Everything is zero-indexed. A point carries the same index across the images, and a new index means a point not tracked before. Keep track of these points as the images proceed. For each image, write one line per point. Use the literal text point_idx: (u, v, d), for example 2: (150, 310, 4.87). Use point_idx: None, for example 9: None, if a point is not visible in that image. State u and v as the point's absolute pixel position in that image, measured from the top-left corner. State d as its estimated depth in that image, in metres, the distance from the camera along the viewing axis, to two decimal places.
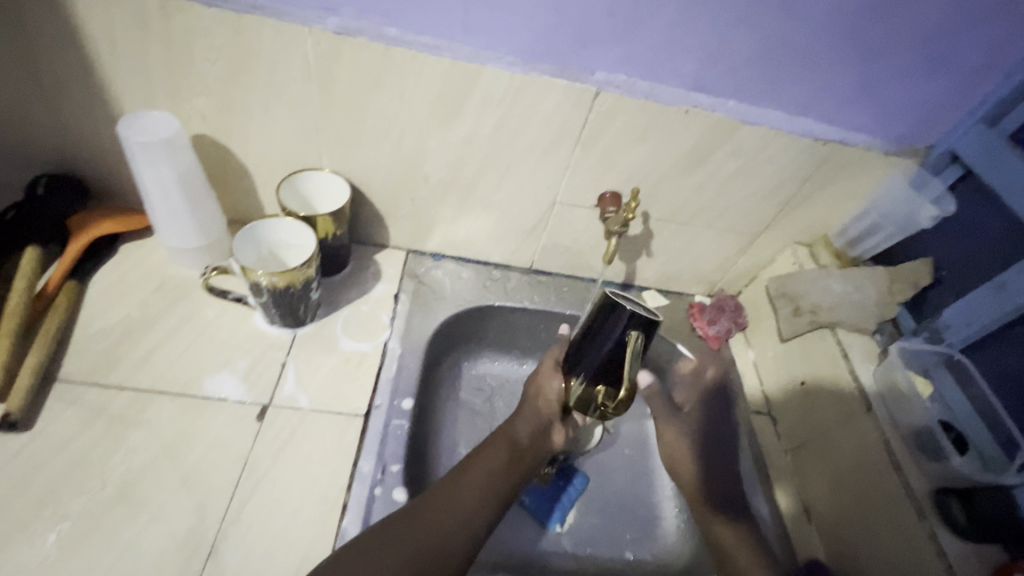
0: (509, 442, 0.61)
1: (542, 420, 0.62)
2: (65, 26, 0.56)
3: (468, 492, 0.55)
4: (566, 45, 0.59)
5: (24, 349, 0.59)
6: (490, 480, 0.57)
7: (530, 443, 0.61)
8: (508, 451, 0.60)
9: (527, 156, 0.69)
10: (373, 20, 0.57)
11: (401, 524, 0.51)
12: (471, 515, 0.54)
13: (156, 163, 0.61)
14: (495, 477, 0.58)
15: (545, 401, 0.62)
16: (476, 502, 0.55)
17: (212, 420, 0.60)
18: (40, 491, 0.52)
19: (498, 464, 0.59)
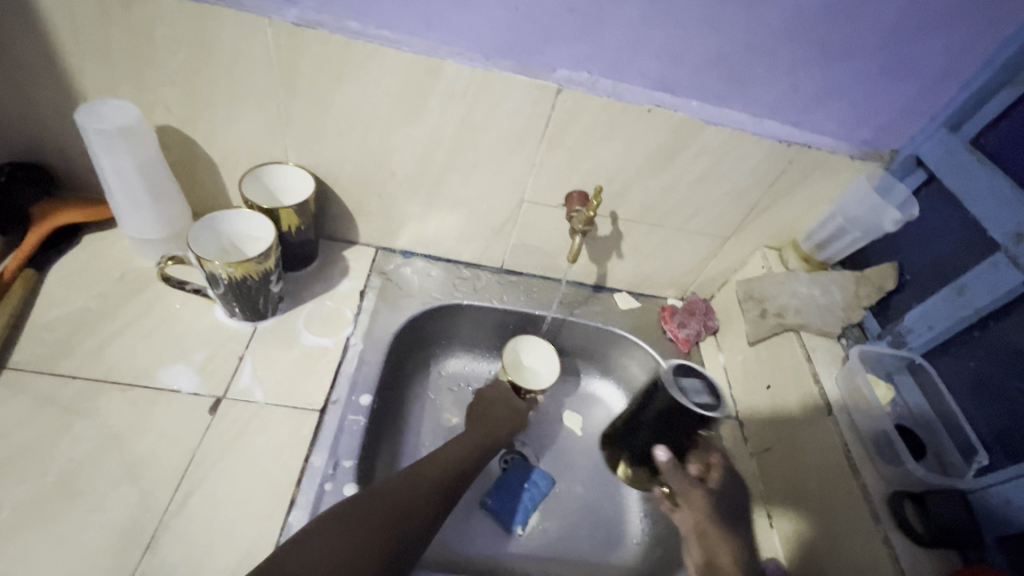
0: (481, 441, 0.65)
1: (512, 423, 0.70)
2: (26, 13, 0.56)
3: (433, 477, 0.57)
4: (527, 41, 0.59)
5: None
6: (459, 463, 0.61)
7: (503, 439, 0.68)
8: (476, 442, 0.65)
9: (493, 153, 0.69)
10: (334, 13, 0.57)
11: (377, 498, 0.52)
12: (445, 495, 0.57)
13: (115, 152, 0.60)
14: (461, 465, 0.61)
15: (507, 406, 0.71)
16: (442, 482, 0.58)
17: (164, 411, 0.59)
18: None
19: (465, 451, 0.63)
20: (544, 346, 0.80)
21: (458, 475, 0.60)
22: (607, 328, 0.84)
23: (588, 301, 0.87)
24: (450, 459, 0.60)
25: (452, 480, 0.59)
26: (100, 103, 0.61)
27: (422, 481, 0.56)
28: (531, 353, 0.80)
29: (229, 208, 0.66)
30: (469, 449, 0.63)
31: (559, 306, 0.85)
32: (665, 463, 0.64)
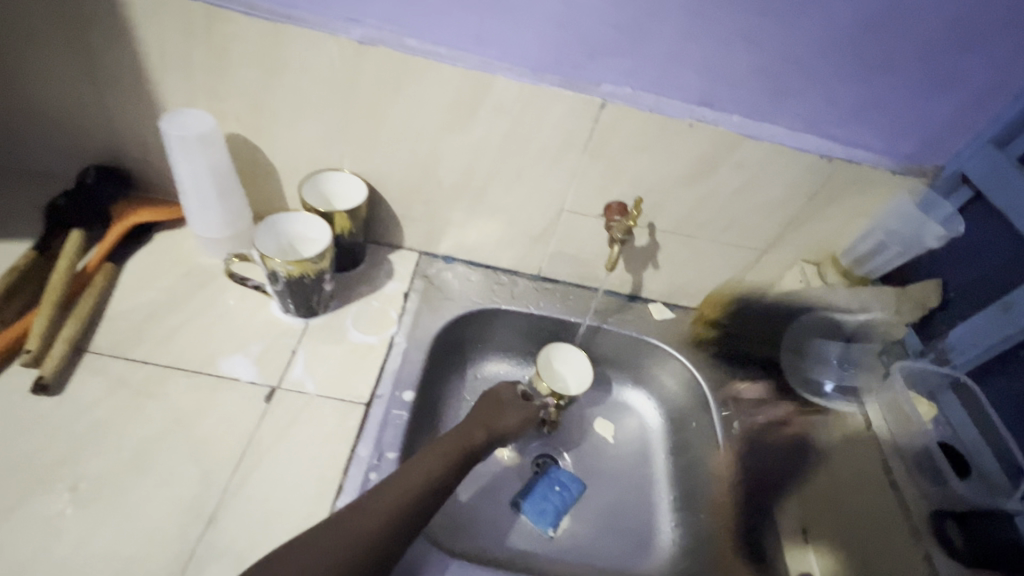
0: (460, 447, 0.61)
1: (490, 431, 0.66)
2: (122, 30, 0.62)
3: (395, 496, 0.54)
4: (573, 58, 0.62)
5: (60, 321, 0.64)
6: (433, 475, 0.57)
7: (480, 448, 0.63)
8: (450, 450, 0.60)
9: (536, 164, 0.72)
10: (393, 30, 0.61)
11: (364, 506, 0.53)
12: (408, 514, 0.54)
13: (190, 156, 0.66)
14: (430, 484, 0.56)
15: (495, 417, 0.68)
16: (417, 489, 0.55)
17: (224, 396, 0.63)
18: (64, 448, 0.56)
19: (447, 457, 0.59)
20: (581, 359, 0.82)
21: (427, 495, 0.56)
22: (641, 337, 0.85)
23: (622, 310, 0.88)
24: (420, 476, 0.56)
25: (420, 499, 0.55)
26: (182, 112, 0.66)
27: (382, 500, 0.53)
28: (565, 360, 0.82)
29: (288, 211, 0.71)
30: (445, 462, 0.59)
31: (595, 314, 0.87)
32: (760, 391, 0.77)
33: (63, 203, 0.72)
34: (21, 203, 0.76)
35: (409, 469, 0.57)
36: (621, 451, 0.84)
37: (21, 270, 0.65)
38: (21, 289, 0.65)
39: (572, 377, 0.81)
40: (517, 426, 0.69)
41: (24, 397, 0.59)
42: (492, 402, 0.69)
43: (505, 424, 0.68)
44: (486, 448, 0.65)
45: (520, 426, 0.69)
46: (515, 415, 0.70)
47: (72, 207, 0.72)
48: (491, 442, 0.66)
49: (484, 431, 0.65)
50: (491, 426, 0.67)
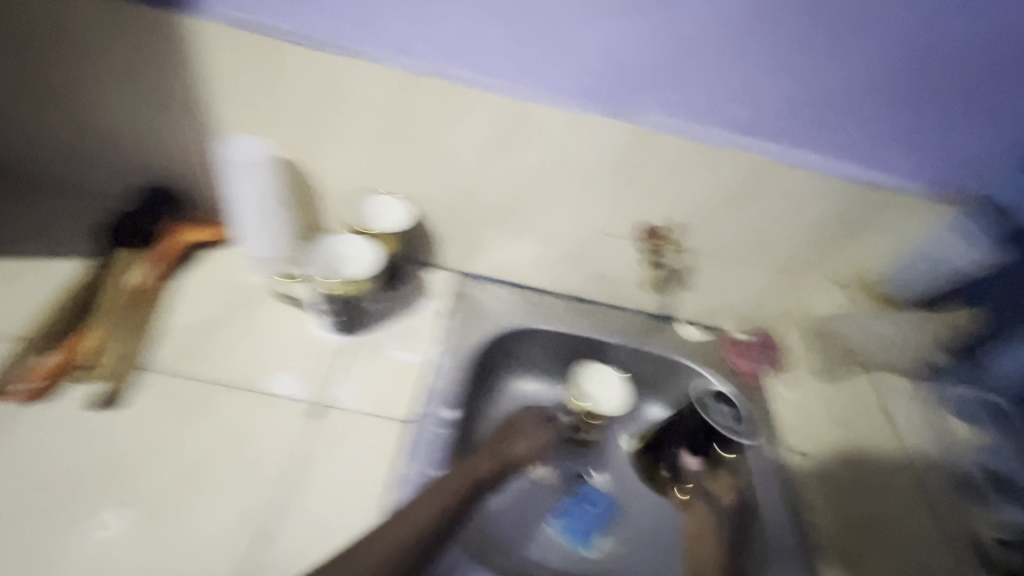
0: (469, 476, 0.65)
1: (498, 463, 0.70)
2: (190, 62, 0.67)
3: (407, 531, 0.55)
4: (618, 88, 0.65)
5: (118, 336, 0.67)
6: (444, 503, 0.60)
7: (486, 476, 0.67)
8: (460, 482, 0.63)
9: (575, 188, 0.74)
10: (445, 62, 0.64)
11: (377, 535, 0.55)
12: (417, 549, 0.55)
13: (246, 180, 0.69)
14: (441, 517, 0.58)
15: (506, 449, 0.72)
16: (427, 518, 0.57)
17: (273, 413, 0.65)
18: (129, 461, 0.59)
19: (455, 486, 0.62)
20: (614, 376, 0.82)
21: (437, 528, 0.58)
22: (674, 358, 0.86)
23: (656, 330, 0.89)
24: (429, 510, 0.58)
25: (430, 534, 0.57)
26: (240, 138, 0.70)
27: (396, 526, 0.55)
28: (597, 375, 0.82)
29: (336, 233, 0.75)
30: (455, 495, 0.61)
31: (627, 334, 0.87)
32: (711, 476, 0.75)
33: (119, 222, 0.75)
34: (76, 221, 0.79)
35: (420, 503, 0.58)
36: None
37: (82, 287, 0.68)
38: (82, 304, 0.69)
39: (604, 395, 0.80)
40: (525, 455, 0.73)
41: (91, 411, 0.62)
42: (506, 434, 0.74)
43: (512, 452, 0.72)
44: (492, 480, 0.69)
45: (529, 452, 0.74)
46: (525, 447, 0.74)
47: (127, 226, 0.75)
48: (498, 472, 0.70)
49: (490, 461, 0.69)
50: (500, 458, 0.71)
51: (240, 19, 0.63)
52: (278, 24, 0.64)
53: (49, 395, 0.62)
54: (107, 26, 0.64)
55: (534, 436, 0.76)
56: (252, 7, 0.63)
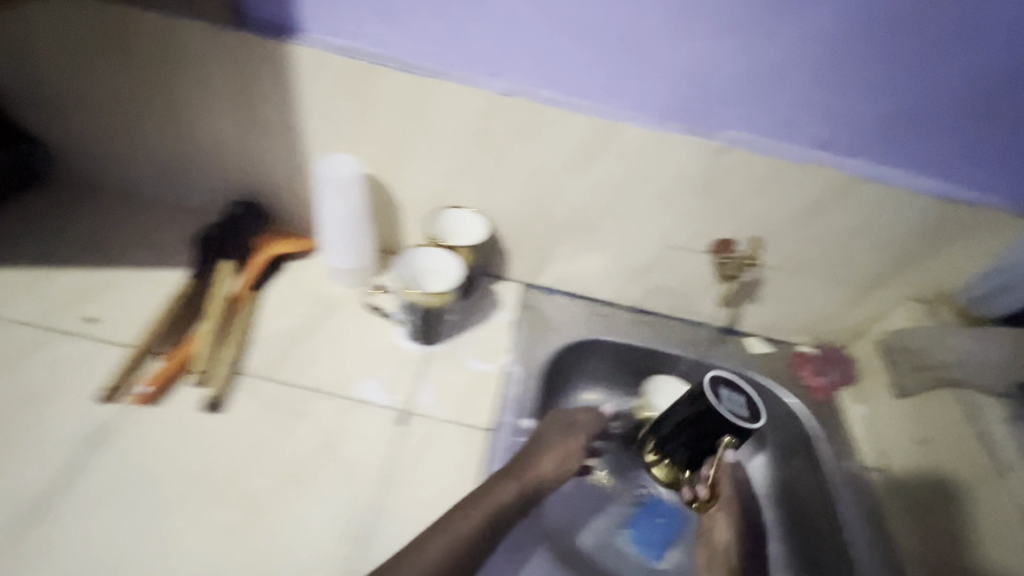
0: (492, 504, 0.60)
1: (525, 484, 0.64)
2: (286, 85, 0.70)
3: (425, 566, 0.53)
4: (700, 107, 0.66)
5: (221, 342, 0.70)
6: (468, 535, 0.57)
7: (512, 504, 0.62)
8: (484, 511, 0.59)
9: (650, 203, 0.75)
10: (531, 84, 0.66)
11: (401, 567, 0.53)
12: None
13: (337, 197, 0.73)
14: (458, 549, 0.56)
15: (532, 468, 0.66)
16: (450, 551, 0.55)
17: (364, 419, 0.68)
18: (235, 464, 0.62)
19: (479, 515, 0.59)
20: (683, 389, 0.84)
21: (456, 561, 0.55)
22: (742, 371, 0.86)
23: (720, 343, 0.90)
24: (444, 545, 0.55)
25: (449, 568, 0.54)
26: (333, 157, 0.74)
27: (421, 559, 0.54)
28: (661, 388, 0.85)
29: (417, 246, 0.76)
30: (471, 528, 0.58)
31: (693, 347, 0.88)
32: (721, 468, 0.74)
33: (213, 235, 0.79)
34: (171, 234, 0.84)
35: (436, 537, 0.56)
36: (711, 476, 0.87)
37: (184, 296, 0.72)
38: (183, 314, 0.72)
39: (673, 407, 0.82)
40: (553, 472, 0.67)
41: (195, 413, 0.65)
42: (530, 450, 0.68)
43: (540, 471, 0.66)
44: (519, 506, 0.63)
45: (558, 467, 0.68)
46: (554, 465, 0.68)
47: (220, 239, 0.80)
48: (525, 496, 0.63)
49: (513, 485, 0.62)
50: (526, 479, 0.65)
51: (333, 44, 0.66)
52: (368, 50, 0.66)
53: (161, 398, 0.65)
54: (213, 50, 0.68)
55: (560, 448, 0.69)
56: (346, 33, 0.65)
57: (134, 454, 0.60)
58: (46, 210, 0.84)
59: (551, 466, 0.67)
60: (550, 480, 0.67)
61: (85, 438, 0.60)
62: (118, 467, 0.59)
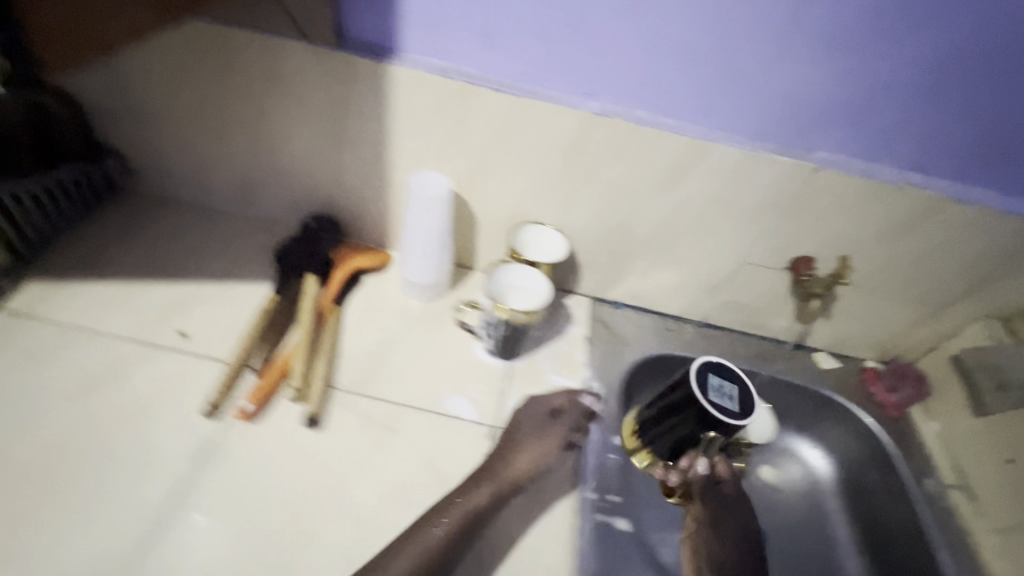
0: (465, 509, 0.59)
1: (502, 486, 0.62)
2: (378, 103, 0.70)
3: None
4: (795, 129, 0.67)
5: (312, 361, 0.70)
6: (443, 543, 0.56)
7: (486, 507, 0.60)
8: (456, 517, 0.58)
9: (732, 221, 0.76)
10: (627, 104, 0.67)
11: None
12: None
13: (425, 212, 0.73)
14: (427, 558, 0.55)
15: (507, 468, 0.64)
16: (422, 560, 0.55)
17: (457, 435, 0.69)
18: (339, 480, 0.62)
19: (452, 522, 0.58)
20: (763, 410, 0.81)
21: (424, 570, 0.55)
22: (812, 387, 0.87)
23: (788, 359, 0.90)
24: (411, 557, 0.55)
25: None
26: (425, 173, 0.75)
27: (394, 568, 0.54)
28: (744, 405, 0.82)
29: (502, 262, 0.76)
30: (445, 534, 0.57)
31: (762, 363, 0.89)
32: (698, 471, 0.71)
33: (293, 247, 0.80)
34: (248, 248, 0.85)
35: (404, 549, 0.55)
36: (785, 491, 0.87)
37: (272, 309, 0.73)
38: (271, 331, 0.72)
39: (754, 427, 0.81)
40: (533, 467, 0.64)
41: (295, 429, 0.65)
42: (507, 449, 0.66)
43: (516, 471, 0.64)
44: (495, 507, 0.61)
45: (536, 463, 0.65)
46: (534, 461, 0.65)
47: (299, 251, 0.80)
48: (502, 497, 0.62)
49: (487, 488, 0.61)
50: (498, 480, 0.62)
51: (435, 65, 0.66)
52: (469, 71, 0.66)
53: (261, 416, 0.65)
54: (309, 68, 0.68)
55: (536, 443, 0.66)
56: (449, 55, 0.65)
57: (242, 471, 0.61)
58: (121, 222, 0.83)
59: (527, 465, 0.64)
60: (529, 476, 0.64)
61: (193, 456, 0.61)
62: (227, 484, 0.59)
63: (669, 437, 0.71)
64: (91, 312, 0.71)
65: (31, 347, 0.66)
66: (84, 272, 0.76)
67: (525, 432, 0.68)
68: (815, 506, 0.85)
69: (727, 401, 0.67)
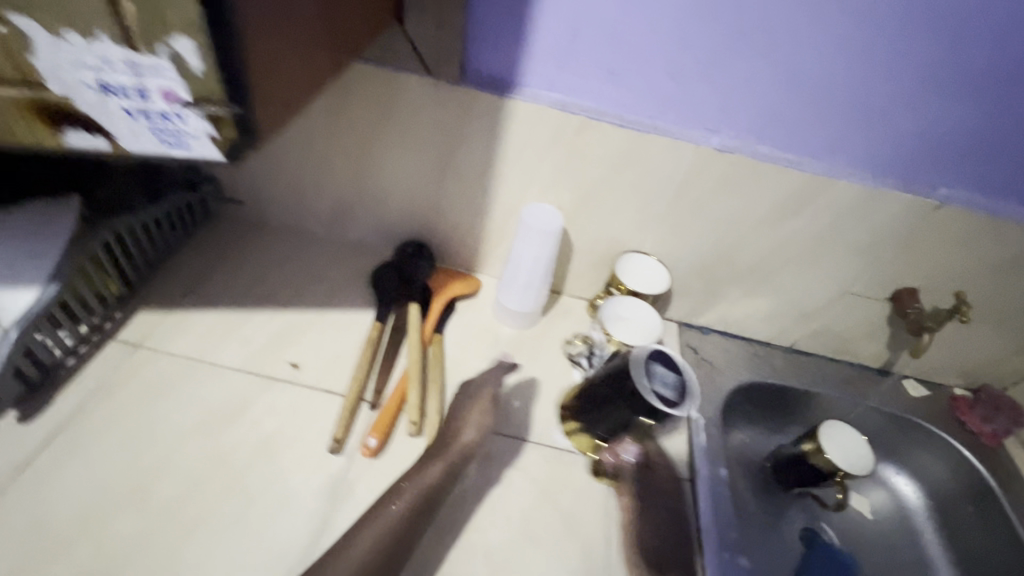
0: (417, 488, 0.59)
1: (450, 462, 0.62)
2: (492, 135, 0.70)
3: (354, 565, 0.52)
4: (919, 166, 0.67)
5: (376, 375, 0.72)
6: (398, 525, 0.56)
7: (439, 483, 0.60)
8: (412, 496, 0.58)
9: (839, 254, 0.76)
10: (750, 140, 0.67)
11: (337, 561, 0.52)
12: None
13: (531, 244, 0.74)
14: (384, 537, 0.55)
15: (454, 445, 0.64)
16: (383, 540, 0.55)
17: (572, 469, 0.70)
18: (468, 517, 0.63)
19: (408, 501, 0.58)
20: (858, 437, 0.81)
21: (382, 550, 0.54)
22: (905, 416, 0.87)
23: (878, 385, 0.90)
24: (370, 541, 0.54)
25: (380, 559, 0.53)
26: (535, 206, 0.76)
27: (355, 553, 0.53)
28: (841, 434, 0.81)
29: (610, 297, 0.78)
30: (402, 513, 0.57)
31: (852, 390, 0.89)
32: (624, 453, 0.69)
33: (389, 273, 0.81)
34: (343, 273, 0.85)
35: (362, 534, 0.55)
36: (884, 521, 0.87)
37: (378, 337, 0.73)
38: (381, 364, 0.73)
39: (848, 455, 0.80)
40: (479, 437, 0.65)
41: None
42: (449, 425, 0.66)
43: (464, 445, 0.64)
44: (449, 484, 0.61)
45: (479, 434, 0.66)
46: (476, 433, 0.66)
47: (394, 278, 0.80)
48: (453, 473, 0.62)
49: (438, 466, 0.61)
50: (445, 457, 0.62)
51: (556, 100, 0.66)
52: (590, 106, 0.66)
53: (383, 450, 0.65)
54: (426, 102, 0.68)
55: (477, 416, 0.67)
56: (573, 90, 0.65)
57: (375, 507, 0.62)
58: (217, 248, 0.84)
59: (469, 436, 0.65)
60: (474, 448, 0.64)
61: (325, 492, 0.61)
62: None
63: (605, 424, 0.69)
64: (204, 343, 0.72)
65: (153, 383, 0.67)
66: (190, 302, 0.77)
67: (465, 413, 0.67)
68: (911, 533, 0.86)
69: (667, 389, 0.63)
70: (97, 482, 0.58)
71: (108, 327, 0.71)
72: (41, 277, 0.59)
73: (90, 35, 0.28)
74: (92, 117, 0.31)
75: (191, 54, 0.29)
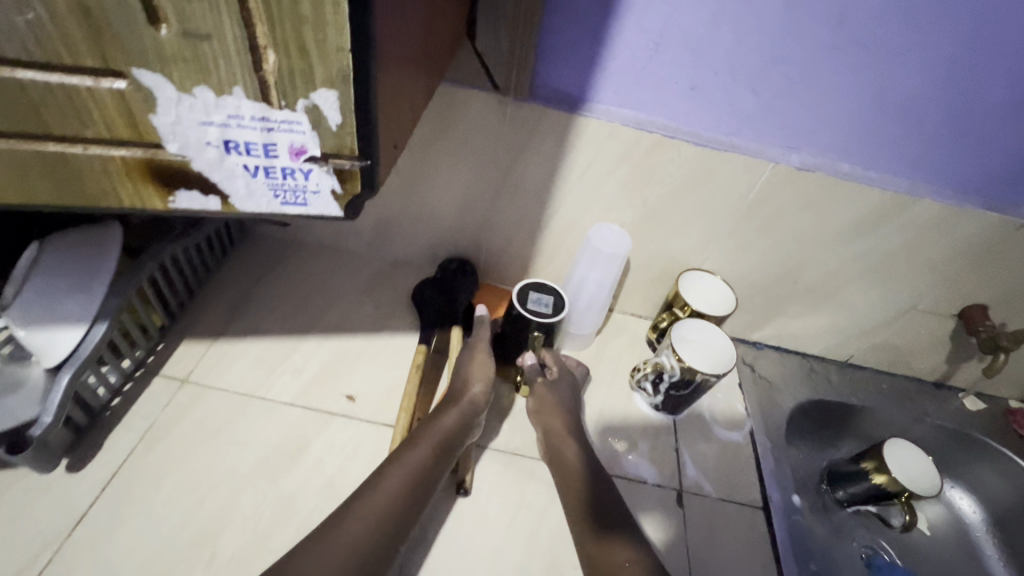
0: (420, 460, 0.56)
1: (450, 435, 0.60)
2: (556, 152, 0.66)
3: (386, 497, 0.53)
4: (1006, 185, 0.64)
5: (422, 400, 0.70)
6: (404, 496, 0.53)
7: (438, 453, 0.58)
8: (415, 468, 0.56)
9: (910, 271, 0.74)
10: (832, 158, 0.64)
11: (338, 530, 0.49)
12: (403, 512, 0.53)
13: (596, 266, 0.73)
14: (411, 482, 0.55)
15: (450, 414, 0.61)
16: (389, 509, 0.52)
17: (644, 500, 0.68)
18: (548, 558, 0.61)
19: (411, 470, 0.55)
20: (908, 446, 0.76)
21: (410, 493, 0.54)
22: (965, 431, 0.86)
23: (935, 400, 0.89)
24: (402, 477, 0.54)
25: (410, 494, 0.54)
26: (602, 228, 0.73)
27: (359, 522, 0.50)
28: (902, 449, 0.76)
29: (682, 320, 0.74)
30: (406, 482, 0.54)
31: (912, 407, 0.87)
32: (527, 364, 0.72)
33: (429, 293, 0.77)
34: (390, 295, 0.81)
35: (392, 471, 0.55)
36: (929, 527, 0.83)
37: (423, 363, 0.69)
38: (427, 388, 0.71)
39: (902, 467, 0.74)
40: (481, 398, 0.64)
41: (490, 504, 0.64)
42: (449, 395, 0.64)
43: (474, 396, 0.64)
44: (449, 456, 0.59)
45: (478, 401, 0.64)
46: (478, 402, 0.64)
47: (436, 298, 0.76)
48: (451, 445, 0.59)
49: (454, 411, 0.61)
50: (446, 428, 0.60)
51: (628, 116, 0.63)
52: (666, 122, 0.63)
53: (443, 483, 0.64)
54: (488, 116, 0.64)
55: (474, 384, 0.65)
56: (648, 106, 0.62)
57: (453, 552, 0.60)
58: (255, 270, 0.80)
59: (468, 404, 0.63)
60: (476, 421, 0.63)
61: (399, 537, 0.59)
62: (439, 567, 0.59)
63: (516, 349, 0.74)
64: (255, 376, 0.68)
65: (207, 422, 0.63)
66: (233, 330, 0.72)
67: (468, 366, 0.68)
68: (966, 543, 0.83)
69: (545, 309, 0.71)
70: (158, 537, 0.54)
71: (151, 361, 0.67)
72: (87, 317, 0.55)
73: (224, 92, 0.28)
74: (211, 175, 0.31)
75: (331, 106, 0.29)
